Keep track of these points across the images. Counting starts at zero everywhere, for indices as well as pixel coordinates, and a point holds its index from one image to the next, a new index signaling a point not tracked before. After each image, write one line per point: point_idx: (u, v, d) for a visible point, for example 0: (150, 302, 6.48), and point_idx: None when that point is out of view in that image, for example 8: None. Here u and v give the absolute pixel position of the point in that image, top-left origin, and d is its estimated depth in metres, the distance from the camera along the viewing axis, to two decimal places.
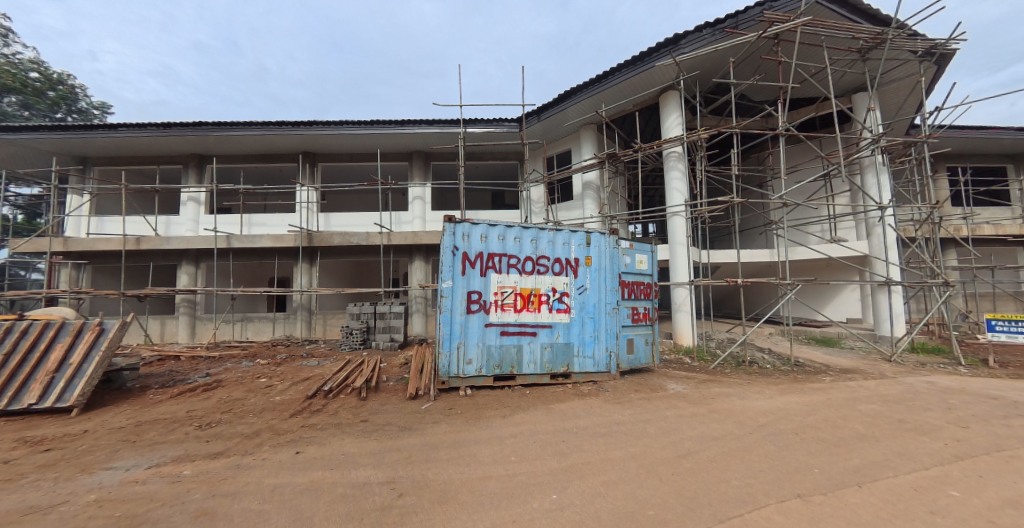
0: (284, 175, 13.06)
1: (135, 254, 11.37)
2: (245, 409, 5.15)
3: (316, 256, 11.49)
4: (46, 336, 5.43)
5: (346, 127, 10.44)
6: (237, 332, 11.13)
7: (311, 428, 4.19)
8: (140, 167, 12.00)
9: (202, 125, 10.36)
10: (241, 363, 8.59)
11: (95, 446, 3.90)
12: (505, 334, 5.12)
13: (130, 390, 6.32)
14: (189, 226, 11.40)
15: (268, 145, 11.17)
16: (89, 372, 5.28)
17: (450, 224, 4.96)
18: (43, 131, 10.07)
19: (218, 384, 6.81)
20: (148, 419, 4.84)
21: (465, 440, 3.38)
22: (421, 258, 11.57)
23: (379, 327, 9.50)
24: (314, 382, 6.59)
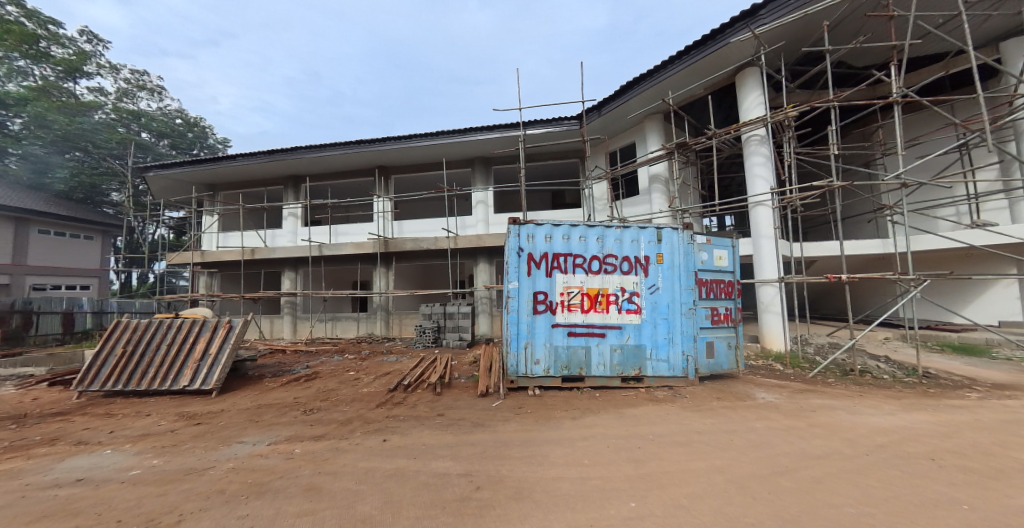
0: (362, 188, 14.35)
1: (250, 262, 13.40)
2: (339, 398, 5.77)
3: (392, 261, 12.46)
4: (193, 330, 6.64)
5: (415, 139, 11.11)
6: (329, 329, 12.54)
7: (394, 419, 4.54)
8: (253, 190, 14.10)
9: (297, 150, 11.83)
10: (333, 357, 9.65)
11: (229, 424, 4.67)
12: (572, 335, 5.05)
13: (251, 377, 7.46)
14: (289, 238, 13.00)
15: (349, 163, 12.39)
16: (223, 361, 6.32)
17: (515, 226, 5.08)
18: (185, 165, 12.34)
19: (316, 375, 7.73)
20: (265, 403, 5.66)
21: (536, 439, 3.40)
22: (486, 259, 11.90)
23: (449, 327, 9.99)
24: (394, 377, 7.14)
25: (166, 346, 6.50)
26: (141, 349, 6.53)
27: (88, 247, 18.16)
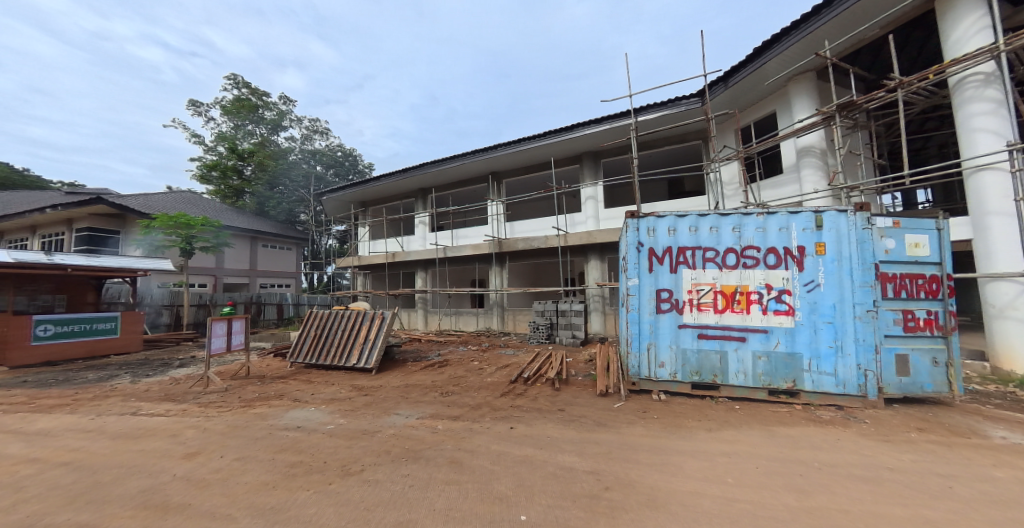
0: (478, 194, 15.46)
1: (392, 264, 15.79)
2: (467, 385, 6.39)
3: (506, 261, 13.12)
4: (358, 320, 8.35)
5: (523, 143, 11.46)
6: (453, 323, 13.89)
7: (517, 408, 4.81)
8: (392, 204, 16.61)
9: (423, 165, 13.43)
10: (458, 348, 10.69)
11: (387, 406, 5.60)
12: (704, 337, 4.53)
13: (397, 361, 8.81)
14: (420, 242, 14.84)
15: (466, 172, 13.50)
16: (378, 344, 7.81)
17: (633, 220, 4.90)
18: (344, 188, 15.30)
19: (446, 362, 8.67)
20: (410, 384, 6.61)
21: (667, 447, 3.15)
22: (598, 256, 11.54)
23: (562, 324, 10.00)
24: (513, 369, 7.52)
25: (342, 331, 8.34)
26: (326, 333, 8.48)
27: (287, 256, 23.64)
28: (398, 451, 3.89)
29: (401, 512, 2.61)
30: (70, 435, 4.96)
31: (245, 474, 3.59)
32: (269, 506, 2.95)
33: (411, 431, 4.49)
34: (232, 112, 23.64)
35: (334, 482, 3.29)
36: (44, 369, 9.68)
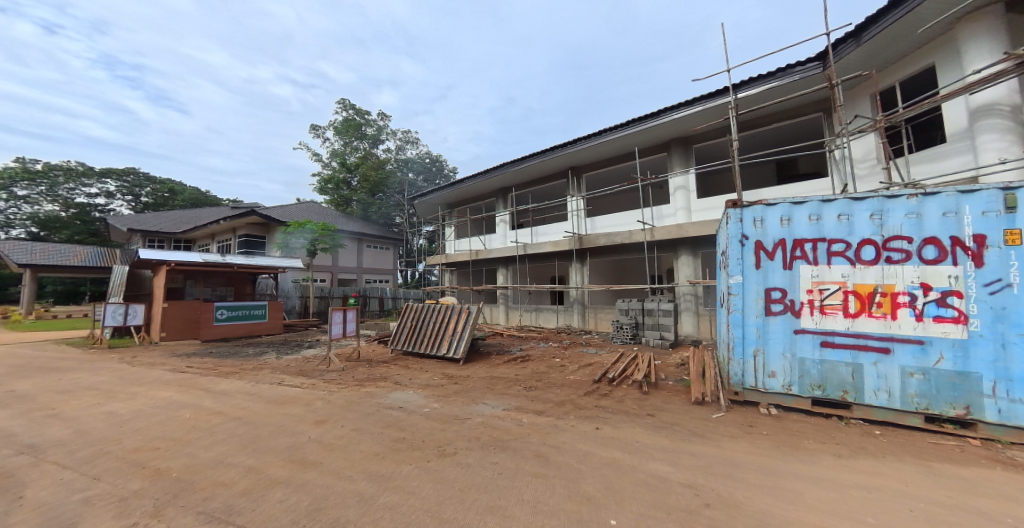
0: (557, 190, 15.32)
1: (476, 262, 16.60)
2: (550, 381, 6.54)
3: (587, 257, 12.80)
4: (447, 313, 8.96)
5: (604, 134, 11.00)
6: (534, 319, 14.04)
7: (603, 410, 4.81)
8: (475, 204, 17.41)
9: (503, 165, 13.77)
10: (539, 344, 10.80)
11: (474, 396, 5.91)
12: (829, 346, 3.84)
13: (482, 353, 9.28)
14: (501, 240, 15.28)
15: (545, 169, 13.46)
16: (466, 337, 8.32)
17: (735, 210, 4.43)
18: (432, 191, 16.48)
19: (528, 357, 8.85)
20: (496, 377, 7.05)
21: (781, 468, 2.74)
22: (689, 252, 10.58)
23: (648, 324, 9.41)
24: (596, 368, 7.35)
25: (433, 323, 9.03)
26: (419, 324, 9.28)
27: (386, 255, 26.41)
28: (486, 440, 4.08)
29: (490, 499, 2.74)
30: (239, 395, 6.30)
31: (358, 444, 4.14)
32: (380, 475, 3.42)
33: (497, 422, 4.68)
34: (341, 132, 26.95)
35: (432, 460, 3.65)
36: (220, 344, 12.38)
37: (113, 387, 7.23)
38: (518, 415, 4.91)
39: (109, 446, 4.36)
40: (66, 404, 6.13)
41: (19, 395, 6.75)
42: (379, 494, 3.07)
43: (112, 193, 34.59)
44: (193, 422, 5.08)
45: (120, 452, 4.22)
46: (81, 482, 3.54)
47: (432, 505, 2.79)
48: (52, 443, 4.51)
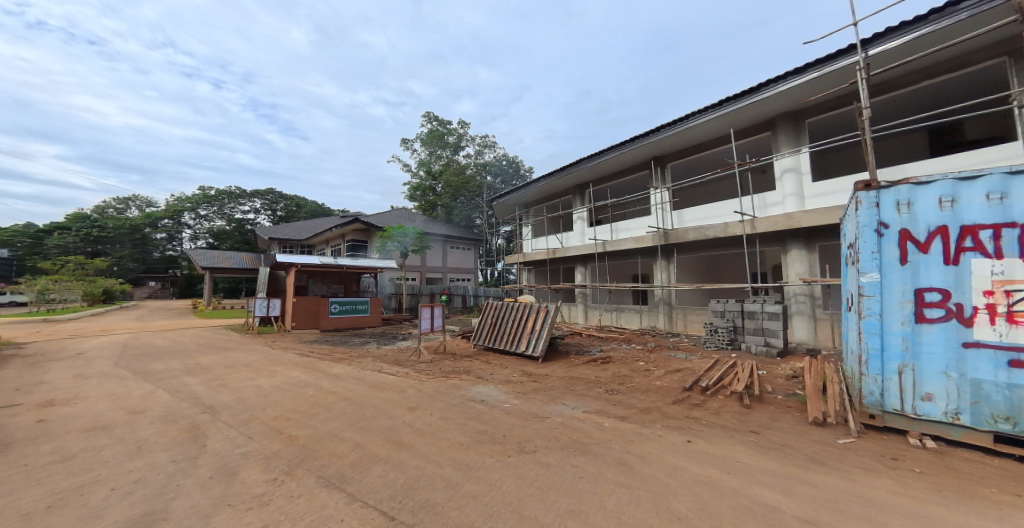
0: (638, 183, 14.41)
1: (554, 260, 16.52)
2: (634, 386, 6.19)
3: (673, 253, 11.79)
4: (525, 311, 9.03)
5: (692, 118, 10.01)
6: (614, 319, 13.46)
7: (696, 421, 4.37)
8: (551, 203, 17.31)
9: (580, 162, 13.39)
10: (621, 345, 10.31)
11: (554, 395, 5.84)
12: (1022, 367, 2.87)
13: (561, 353, 9.19)
14: (579, 238, 14.92)
15: (625, 162, 12.73)
16: (544, 335, 8.29)
17: (869, 194, 3.68)
18: (510, 192, 16.81)
19: (609, 359, 8.51)
20: (575, 378, 6.90)
21: (944, 518, 2.16)
22: (801, 245, 9.08)
23: (749, 328, 8.31)
24: (686, 374, 6.75)
25: (513, 321, 9.19)
26: (499, 322, 9.52)
27: (467, 255, 27.75)
28: (567, 441, 3.96)
29: (570, 502, 2.63)
30: (349, 378, 7.18)
31: (445, 433, 4.37)
32: (464, 463, 3.55)
33: (577, 423, 4.53)
34: (426, 143, 28.95)
35: (513, 455, 3.67)
36: (333, 333, 14.28)
37: (260, 364, 8.84)
38: (600, 418, 4.70)
39: (257, 413, 5.31)
40: (230, 376, 7.67)
41: (201, 366, 8.66)
42: (463, 482, 3.19)
43: (258, 209, 42.38)
44: (314, 399, 5.93)
45: (264, 418, 5.11)
46: (239, 440, 4.38)
47: (513, 500, 2.79)
48: (221, 406, 5.66)
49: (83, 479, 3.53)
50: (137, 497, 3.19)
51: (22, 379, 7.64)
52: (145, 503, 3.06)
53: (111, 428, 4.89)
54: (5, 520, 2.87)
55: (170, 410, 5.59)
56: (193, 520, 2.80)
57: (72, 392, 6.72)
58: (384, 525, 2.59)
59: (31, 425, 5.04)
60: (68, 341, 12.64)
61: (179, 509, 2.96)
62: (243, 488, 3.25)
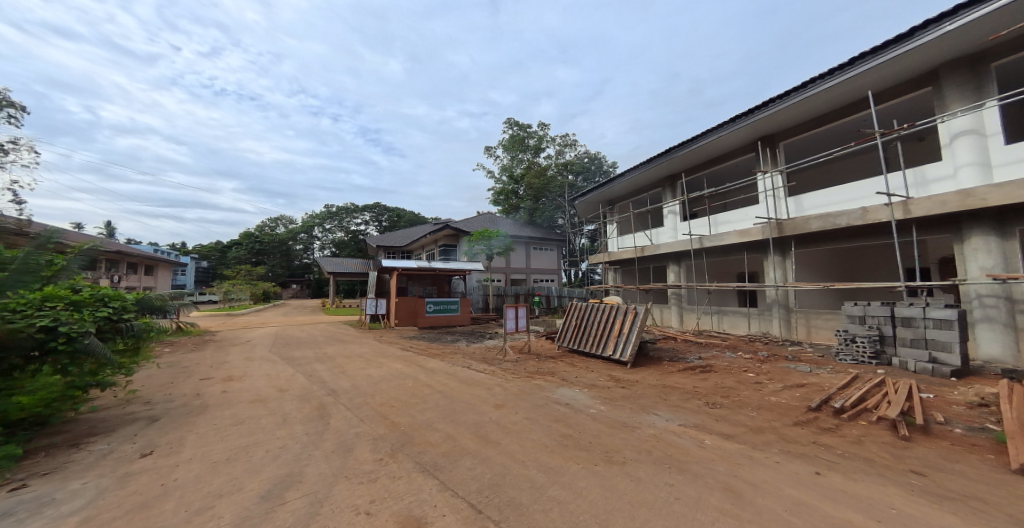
0: (740, 169, 12.62)
1: (642, 258, 15.46)
2: (743, 401, 5.37)
3: (790, 247, 10.03)
4: (612, 313, 8.54)
5: (812, 86, 8.35)
6: (715, 323, 12.00)
7: (831, 450, 3.55)
8: (638, 198, 16.22)
9: (670, 150, 12.24)
10: (725, 353, 9.11)
11: (645, 404, 5.35)
12: None
13: (653, 358, 8.51)
14: (670, 234, 13.68)
15: (724, 146, 11.24)
16: (633, 339, 7.72)
17: None
18: (593, 189, 16.24)
19: (710, 367, 7.59)
20: (670, 386, 6.30)
21: None
22: (985, 232, 6.92)
23: (903, 339, 6.58)
24: (812, 391, 5.64)
25: (598, 323, 8.77)
26: (584, 323, 9.18)
27: (550, 256, 27.69)
28: (661, 456, 3.53)
29: (670, 524, 2.29)
30: (442, 373, 7.62)
31: (530, 433, 4.26)
32: (548, 466, 3.40)
33: (672, 437, 4.04)
34: (510, 148, 28.71)
35: (601, 464, 3.40)
36: (429, 331, 15.39)
37: (370, 356, 9.94)
38: (699, 434, 4.13)
39: (367, 399, 5.90)
40: (348, 364, 8.74)
41: (327, 355, 10.09)
42: (548, 485, 3.03)
43: (368, 220, 48.15)
44: (413, 389, 6.39)
45: (373, 403, 5.67)
46: (354, 420, 4.90)
47: (605, 511, 2.55)
48: (340, 390, 6.45)
49: (248, 440, 4.31)
50: (282, 460, 3.75)
51: (211, 358, 9.80)
52: (286, 466, 3.58)
53: (265, 401, 5.91)
54: (199, 467, 3.63)
55: (305, 390, 6.56)
56: (319, 486, 3.17)
57: (241, 370, 8.35)
58: (473, 518, 2.57)
59: (217, 394, 6.37)
60: (239, 330, 15.86)
61: (310, 475, 3.39)
62: (357, 464, 3.58)
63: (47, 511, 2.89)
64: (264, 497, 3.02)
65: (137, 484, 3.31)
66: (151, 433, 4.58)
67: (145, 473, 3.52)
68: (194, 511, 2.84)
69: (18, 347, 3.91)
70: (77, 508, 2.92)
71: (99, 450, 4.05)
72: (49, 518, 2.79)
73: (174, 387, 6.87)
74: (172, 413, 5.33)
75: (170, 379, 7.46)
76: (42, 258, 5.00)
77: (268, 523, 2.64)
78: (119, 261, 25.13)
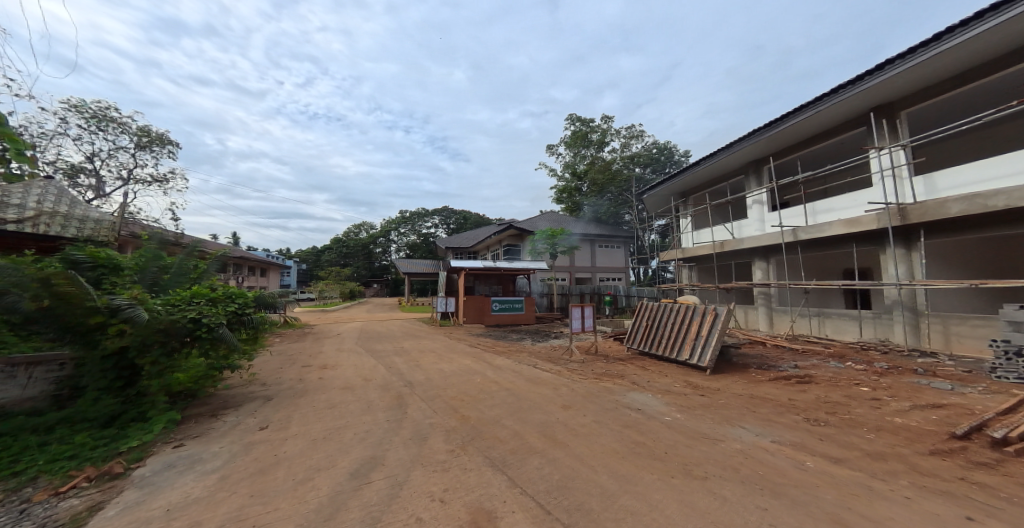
0: (846, 147, 10.74)
1: (722, 254, 14.05)
2: (858, 420, 4.51)
3: (917, 237, 8.30)
4: (688, 314, 7.83)
5: (947, 39, 6.72)
6: (815, 327, 10.42)
7: (992, 491, 2.77)
8: (716, 188, 14.77)
9: (754, 134, 10.89)
10: (829, 362, 7.83)
11: (730, 415, 4.77)
12: None
13: (737, 365, 7.65)
14: (757, 226, 12.21)
15: (824, 122, 9.66)
16: (713, 343, 6.98)
17: None
18: (664, 181, 15.18)
19: (810, 378, 6.58)
20: (759, 396, 5.58)
21: None
22: None
23: None
24: (955, 414, 4.54)
25: (673, 324, 8.10)
26: (657, 324, 8.56)
27: (617, 253, 26.58)
28: (751, 475, 3.06)
29: None
30: (508, 370, 7.66)
31: (600, 437, 4.02)
32: (619, 474, 3.15)
33: (764, 455, 3.50)
34: (572, 144, 27.96)
35: (678, 476, 3.06)
36: (495, 329, 15.66)
37: (442, 351, 10.41)
38: (799, 455, 3.53)
39: (439, 392, 6.12)
40: (422, 358, 9.21)
41: (404, 349, 10.78)
42: (620, 493, 2.79)
43: (438, 223, 50.65)
44: (482, 385, 6.49)
45: (445, 396, 5.86)
46: (429, 411, 5.10)
47: None
48: (416, 382, 6.80)
49: (340, 422, 4.70)
50: (368, 442, 4.02)
51: (310, 348, 11.08)
52: (372, 449, 3.81)
53: (353, 389, 6.44)
54: (304, 442, 4.04)
55: (387, 380, 7.04)
56: (399, 469, 3.31)
57: (334, 360, 9.28)
58: (542, 519, 2.46)
59: (316, 380, 7.13)
60: (332, 325, 17.70)
61: (391, 459, 3.56)
62: (431, 453, 3.68)
63: (194, 468, 3.43)
64: (354, 474, 3.24)
65: (257, 452, 3.78)
66: (267, 409, 5.24)
67: (263, 443, 4.01)
68: (297, 481, 3.15)
69: (176, 334, 4.70)
70: (214, 467, 3.43)
71: (231, 421, 4.72)
72: (195, 474, 3.30)
73: (282, 372, 7.85)
74: (282, 394, 6.06)
75: (280, 365, 8.57)
76: (191, 264, 6.03)
77: (357, 499, 2.81)
78: (243, 265, 29.78)
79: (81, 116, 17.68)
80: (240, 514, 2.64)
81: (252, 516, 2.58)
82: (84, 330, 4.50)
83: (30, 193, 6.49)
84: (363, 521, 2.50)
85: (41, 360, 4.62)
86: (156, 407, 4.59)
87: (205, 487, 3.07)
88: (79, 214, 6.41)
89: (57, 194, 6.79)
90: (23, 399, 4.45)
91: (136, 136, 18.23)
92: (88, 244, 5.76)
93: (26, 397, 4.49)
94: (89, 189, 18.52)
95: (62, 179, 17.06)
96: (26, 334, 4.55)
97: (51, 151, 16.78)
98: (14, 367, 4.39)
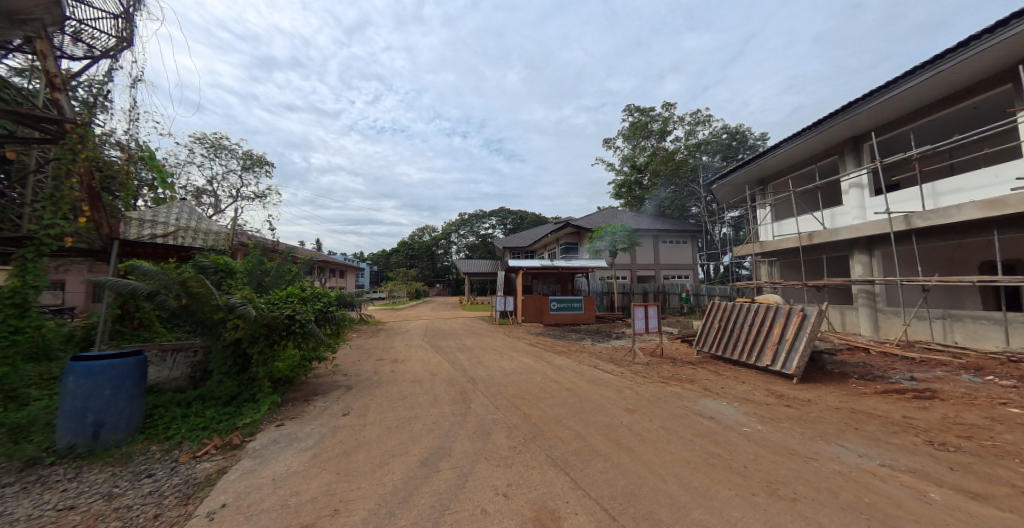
0: (981, 110, 8.76)
1: (812, 247, 12.33)
2: (1009, 448, 3.57)
3: None
4: (768, 315, 6.93)
5: None
6: (939, 333, 8.63)
7: None
8: (802, 172, 13.03)
9: (851, 106, 9.37)
10: (960, 375, 6.42)
11: (827, 431, 4.06)
12: None
13: (834, 374, 6.62)
14: (856, 214, 10.49)
15: (948, 83, 7.97)
16: (801, 349, 6.08)
17: None
18: (738, 168, 13.78)
19: (933, 392, 5.44)
20: (864, 411, 4.71)
21: None
22: None
23: None
24: None
25: (750, 326, 7.25)
26: (732, 326, 7.71)
27: (683, 249, 24.80)
28: (854, 502, 2.53)
29: None
30: (569, 370, 7.41)
31: (668, 445, 3.64)
32: (693, 486, 2.79)
33: (872, 480, 2.90)
34: (630, 136, 26.58)
35: (760, 494, 2.63)
36: (555, 328, 15.44)
37: (502, 349, 10.47)
38: (920, 484, 2.85)
39: (501, 389, 6.08)
40: (483, 356, 9.33)
41: (466, 346, 11.04)
42: (692, 507, 2.46)
43: (495, 224, 51.59)
44: (542, 384, 6.35)
45: (507, 393, 5.81)
46: (491, 407, 5.08)
47: None
48: (479, 378, 6.86)
49: (411, 413, 4.84)
50: (436, 433, 4.07)
51: (383, 343, 11.84)
52: (441, 440, 3.84)
53: (422, 382, 6.68)
54: (382, 429, 4.22)
55: (451, 375, 7.19)
56: (465, 461, 3.27)
57: (404, 354, 9.79)
58: (608, 524, 2.24)
59: (389, 373, 7.52)
60: (401, 322, 18.81)
61: (458, 451, 3.55)
62: (495, 448, 3.61)
63: (293, 445, 3.72)
64: (425, 462, 3.28)
65: (343, 435, 4.00)
66: (349, 397, 5.60)
67: (347, 428, 4.25)
68: (376, 464, 3.25)
69: (276, 327, 5.21)
70: (309, 445, 3.70)
71: (320, 406, 5.11)
72: (294, 450, 3.58)
73: (359, 364, 8.45)
74: (361, 384, 6.45)
75: (358, 358, 9.26)
76: (286, 268, 6.63)
77: (428, 486, 2.81)
78: (326, 268, 33.08)
79: (202, 146, 20.91)
80: (330, 489, 2.76)
81: (339, 493, 2.68)
82: (210, 323, 5.10)
83: (171, 212, 7.68)
84: (434, 507, 2.48)
85: (181, 347, 5.42)
86: (263, 390, 5.09)
87: (303, 462, 3.30)
88: (204, 228, 7.41)
89: (188, 213, 7.94)
90: (170, 378, 5.32)
91: (241, 160, 21.07)
92: (212, 253, 6.60)
93: (173, 377, 5.36)
94: (209, 207, 21.88)
95: (190, 200, 20.36)
96: (171, 325, 5.36)
97: (181, 177, 20.12)
98: (164, 352, 5.27)
